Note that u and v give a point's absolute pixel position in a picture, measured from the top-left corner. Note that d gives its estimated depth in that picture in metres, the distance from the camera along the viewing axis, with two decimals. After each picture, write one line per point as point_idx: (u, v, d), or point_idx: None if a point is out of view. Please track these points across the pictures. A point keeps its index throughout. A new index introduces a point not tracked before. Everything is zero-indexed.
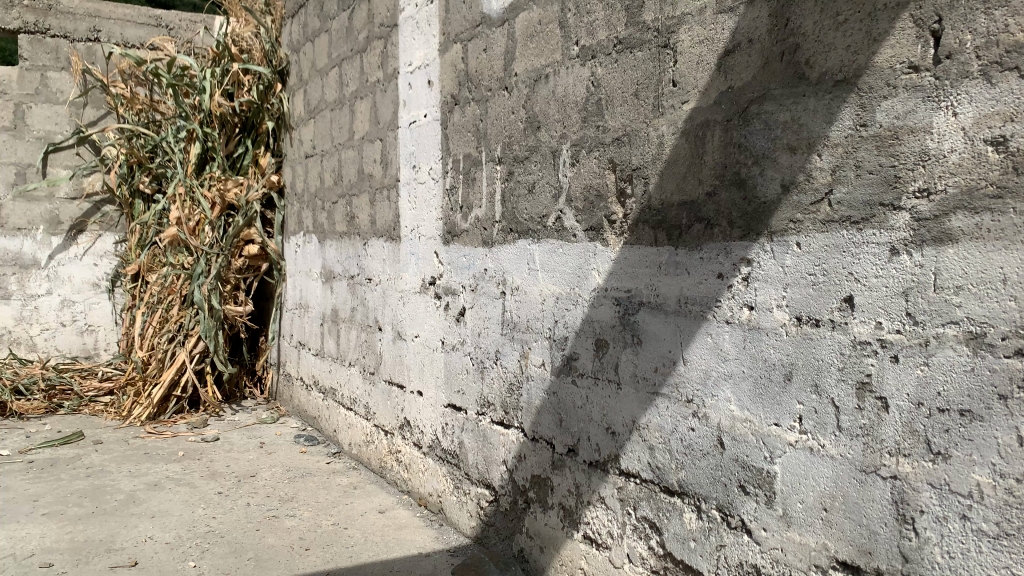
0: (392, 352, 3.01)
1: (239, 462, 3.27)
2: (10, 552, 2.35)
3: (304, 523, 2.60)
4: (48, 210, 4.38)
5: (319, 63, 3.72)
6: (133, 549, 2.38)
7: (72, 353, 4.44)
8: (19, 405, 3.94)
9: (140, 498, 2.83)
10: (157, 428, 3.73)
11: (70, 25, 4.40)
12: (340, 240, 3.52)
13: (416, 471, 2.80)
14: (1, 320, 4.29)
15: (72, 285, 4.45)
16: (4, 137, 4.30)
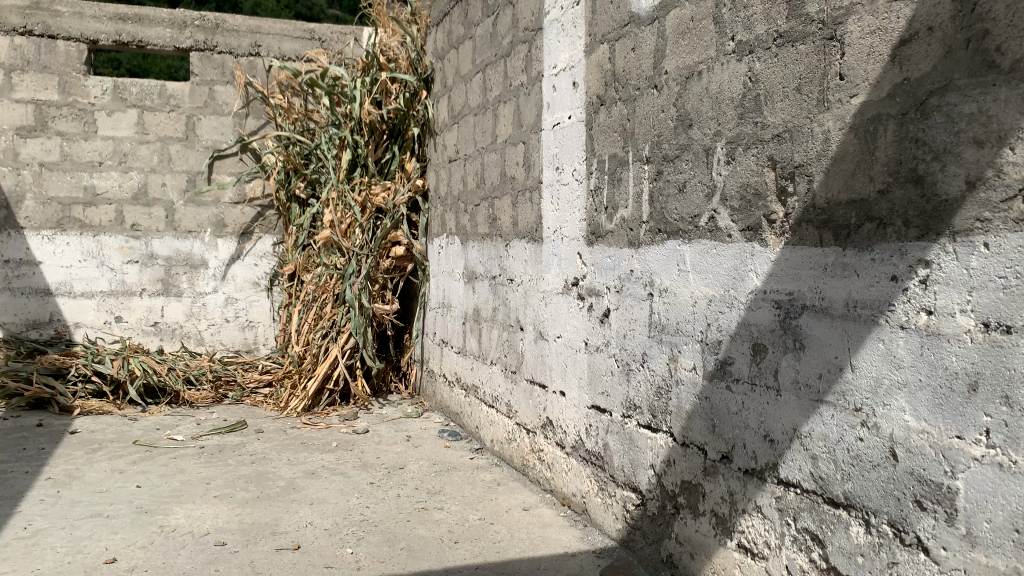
0: (534, 352, 3.04)
1: (388, 454, 3.40)
2: (188, 529, 2.56)
3: (452, 516, 2.67)
4: (215, 214, 4.72)
5: (464, 69, 3.80)
6: (296, 533, 2.53)
7: (235, 346, 4.77)
8: (190, 394, 4.25)
9: (299, 485, 3.00)
10: (312, 419, 3.93)
11: (234, 41, 4.71)
12: (482, 241, 3.59)
13: (560, 471, 2.81)
14: (174, 315, 4.66)
15: (236, 283, 4.76)
16: (177, 147, 4.66)
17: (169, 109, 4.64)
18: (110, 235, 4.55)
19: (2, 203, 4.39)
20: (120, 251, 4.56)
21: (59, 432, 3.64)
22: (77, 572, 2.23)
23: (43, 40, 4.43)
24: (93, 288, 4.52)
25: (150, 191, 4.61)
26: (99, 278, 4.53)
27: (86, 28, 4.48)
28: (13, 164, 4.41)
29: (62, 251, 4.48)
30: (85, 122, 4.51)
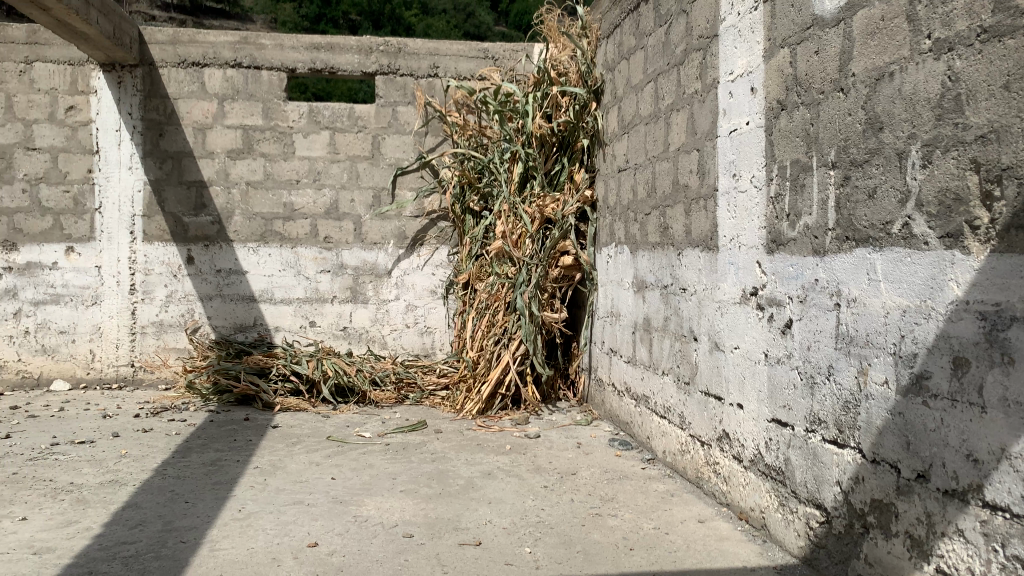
0: (709, 363, 3.01)
1: (560, 460, 3.48)
2: (379, 520, 2.75)
3: (626, 523, 2.70)
4: (396, 227, 5.01)
5: (635, 79, 3.83)
6: (478, 530, 2.65)
7: (415, 351, 5.03)
8: (376, 395, 4.55)
9: (478, 484, 3.14)
10: (487, 422, 4.08)
11: (415, 64, 4.99)
12: (653, 250, 3.60)
13: (736, 484, 2.76)
14: (360, 321, 4.99)
15: (415, 291, 5.03)
16: (364, 165, 4.99)
17: (357, 130, 4.98)
18: (306, 247, 4.95)
19: (215, 219, 4.90)
20: (314, 261, 4.95)
21: (264, 426, 4.01)
22: (286, 553, 2.46)
23: (250, 71, 4.91)
24: (290, 295, 4.94)
25: (340, 207, 4.97)
26: (296, 286, 4.94)
27: (286, 58, 4.91)
28: (224, 183, 4.90)
29: (266, 261, 4.93)
30: (284, 144, 4.94)
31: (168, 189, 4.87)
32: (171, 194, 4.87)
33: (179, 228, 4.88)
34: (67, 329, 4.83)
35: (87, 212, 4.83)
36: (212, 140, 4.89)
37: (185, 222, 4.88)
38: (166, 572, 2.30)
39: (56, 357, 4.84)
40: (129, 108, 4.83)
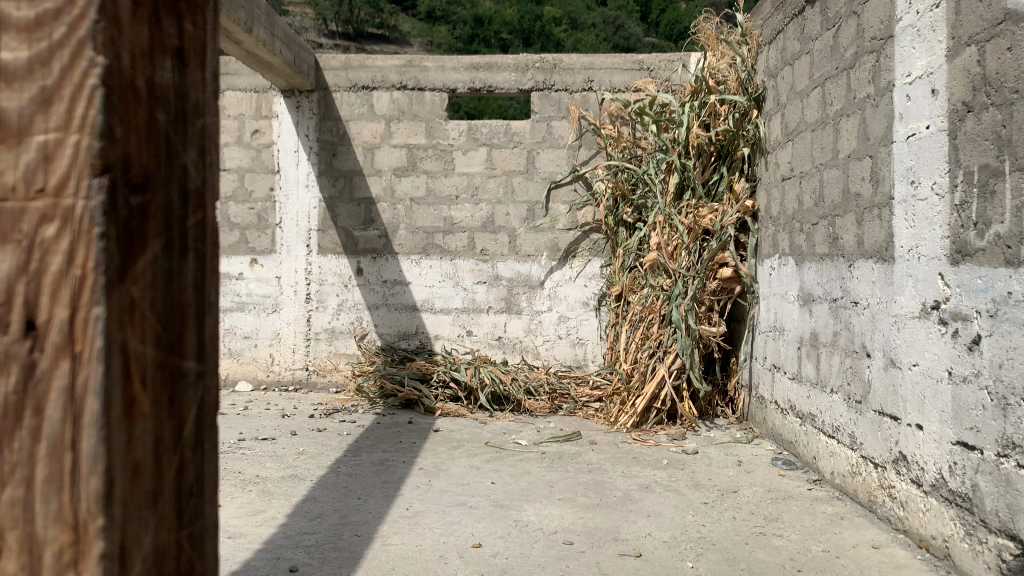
0: (884, 381, 2.85)
1: (720, 477, 3.41)
2: (539, 526, 2.81)
3: (793, 544, 2.62)
4: (550, 239, 5.08)
5: (800, 85, 3.70)
6: (637, 542, 2.65)
7: (567, 362, 5.07)
8: (530, 404, 4.62)
9: (635, 497, 3.13)
10: (642, 436, 4.04)
11: (570, 78, 5.03)
12: (821, 261, 3.46)
13: (915, 510, 2.60)
14: (515, 331, 5.09)
15: (568, 302, 5.07)
16: (520, 179, 5.10)
17: (513, 145, 5.10)
18: (463, 259, 5.12)
19: (382, 233, 5.17)
20: (472, 273, 5.11)
21: (425, 429, 4.19)
22: (452, 551, 2.56)
23: (414, 92, 5.15)
24: (449, 305, 5.13)
25: (497, 220, 5.11)
26: (454, 297, 5.13)
27: (447, 78, 5.12)
28: (390, 200, 5.17)
29: (427, 272, 5.15)
30: (445, 161, 5.14)
31: (340, 205, 5.20)
32: (342, 210, 5.20)
33: (349, 241, 5.19)
34: (250, 334, 5.26)
35: (269, 227, 5.24)
36: (380, 158, 5.18)
37: (355, 236, 5.19)
38: (344, 562, 2.46)
39: (241, 360, 5.27)
40: (306, 130, 5.20)
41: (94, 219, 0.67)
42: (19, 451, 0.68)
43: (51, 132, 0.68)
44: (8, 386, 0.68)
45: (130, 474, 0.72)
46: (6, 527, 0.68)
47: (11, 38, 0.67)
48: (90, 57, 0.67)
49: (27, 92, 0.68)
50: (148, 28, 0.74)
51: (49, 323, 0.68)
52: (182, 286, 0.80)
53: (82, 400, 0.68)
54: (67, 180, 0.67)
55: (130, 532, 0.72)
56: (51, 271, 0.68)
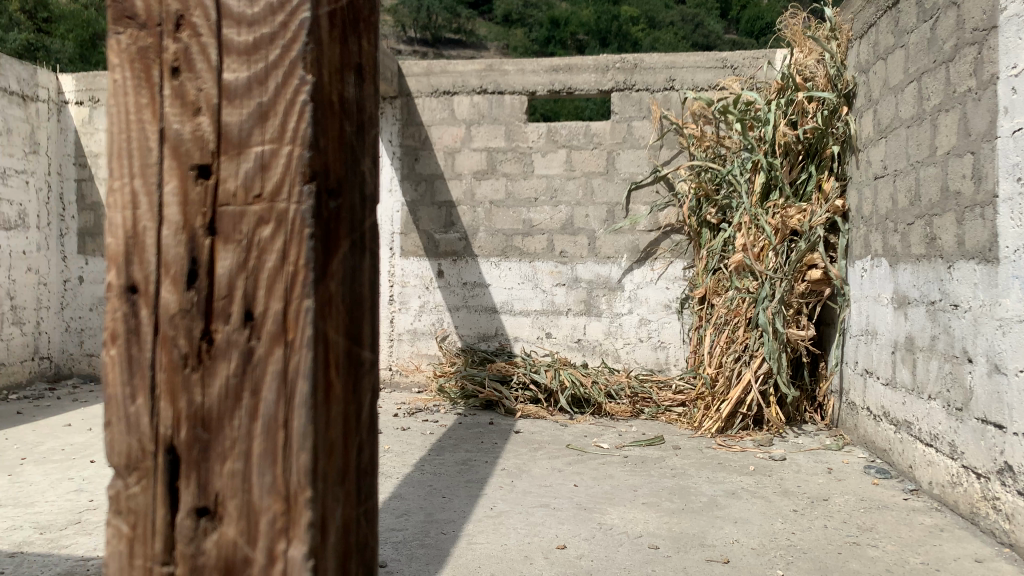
0: (988, 387, 2.72)
1: (809, 484, 3.32)
2: (624, 530, 2.79)
3: (889, 555, 2.53)
4: (631, 241, 5.02)
5: (894, 80, 3.58)
6: (725, 548, 2.61)
7: (649, 365, 4.99)
8: (611, 407, 4.58)
9: (721, 503, 3.08)
10: (727, 441, 3.96)
11: (651, 78, 4.98)
12: (917, 263, 3.33)
13: (1021, 523, 2.47)
14: (595, 333, 5.06)
15: (649, 305, 5.00)
16: (600, 181, 5.07)
17: (593, 147, 5.07)
18: (543, 261, 5.13)
19: (463, 235, 5.24)
20: (551, 275, 5.11)
21: (506, 431, 4.21)
22: (537, 552, 2.57)
23: (494, 96, 5.18)
24: (529, 307, 5.14)
25: (576, 222, 5.09)
26: (534, 299, 5.14)
27: (526, 81, 5.13)
28: (470, 203, 5.23)
29: (506, 275, 5.18)
30: (525, 164, 5.16)
31: (421, 209, 5.29)
32: (424, 213, 5.28)
33: (431, 244, 5.27)
34: None
35: None
36: (460, 162, 5.24)
37: (436, 238, 5.27)
38: (432, 558, 2.51)
39: None
40: (390, 135, 5.32)
41: (305, 221, 0.81)
42: (241, 427, 0.83)
43: (266, 144, 0.82)
44: (231, 370, 0.83)
45: (327, 450, 0.86)
46: (231, 493, 0.84)
47: (233, 60, 0.82)
48: (298, 75, 0.81)
49: (246, 107, 0.82)
50: (338, 48, 0.86)
51: (265, 315, 0.82)
52: (363, 283, 0.93)
53: (294, 383, 0.82)
54: (281, 186, 0.81)
55: (327, 502, 0.86)
56: (267, 268, 0.82)
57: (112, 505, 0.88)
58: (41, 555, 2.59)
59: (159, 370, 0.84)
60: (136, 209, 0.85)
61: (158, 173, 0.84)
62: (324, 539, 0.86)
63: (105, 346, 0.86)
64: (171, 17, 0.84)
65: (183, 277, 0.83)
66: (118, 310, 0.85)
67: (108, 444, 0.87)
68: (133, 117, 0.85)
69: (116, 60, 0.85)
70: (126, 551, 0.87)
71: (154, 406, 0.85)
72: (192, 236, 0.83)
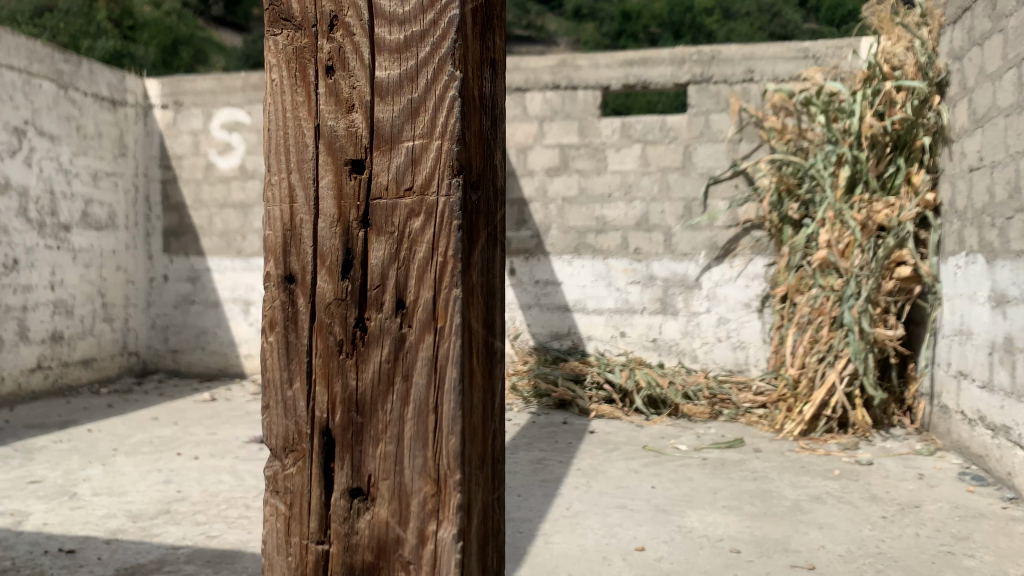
0: None
1: (899, 490, 3.18)
2: (704, 533, 2.73)
3: (989, 567, 2.40)
4: (708, 237, 4.92)
5: (991, 67, 3.40)
6: (811, 554, 2.52)
7: (728, 366, 4.87)
8: (689, 408, 4.48)
9: (806, 508, 2.98)
10: (810, 444, 3.83)
11: (729, 70, 4.86)
12: (1017, 259, 3.16)
13: None
14: (671, 333, 4.97)
15: (728, 303, 4.88)
16: (676, 176, 4.98)
17: (669, 141, 4.98)
18: (617, 259, 5.06)
19: (535, 233, 5.21)
20: (625, 273, 5.04)
21: (581, 430, 4.17)
22: (615, 553, 2.53)
23: (567, 92, 5.13)
24: (603, 305, 5.08)
25: (651, 218, 5.01)
26: (608, 297, 5.07)
27: (600, 76, 5.06)
28: (543, 200, 5.19)
29: (580, 272, 5.13)
30: (598, 160, 5.10)
31: None
32: None
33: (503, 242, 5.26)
34: None
35: None
36: (533, 159, 5.21)
37: (508, 236, 5.25)
38: (509, 557, 2.49)
39: None
40: None
41: (453, 213, 0.88)
42: (392, 411, 0.91)
43: (417, 139, 0.88)
44: (384, 356, 0.90)
45: (470, 435, 0.93)
46: (383, 475, 0.92)
47: (385, 58, 0.89)
48: (448, 71, 0.87)
49: (396, 103, 0.88)
50: (478, 44, 0.92)
51: (416, 305, 0.89)
52: (496, 275, 0.99)
53: (443, 369, 0.89)
54: (431, 180, 0.88)
55: (471, 483, 0.93)
56: (418, 258, 0.89)
57: (271, 485, 0.98)
58: (134, 542, 2.68)
59: (316, 356, 0.93)
60: (293, 203, 0.93)
61: (314, 168, 0.92)
62: (469, 521, 0.93)
63: (266, 334, 0.96)
64: (325, 18, 0.91)
65: (338, 267, 0.91)
66: (277, 299, 0.94)
67: (268, 426, 0.97)
68: (290, 114, 0.93)
69: (274, 61, 0.93)
70: (284, 528, 0.97)
71: (310, 391, 0.94)
72: (346, 228, 0.91)
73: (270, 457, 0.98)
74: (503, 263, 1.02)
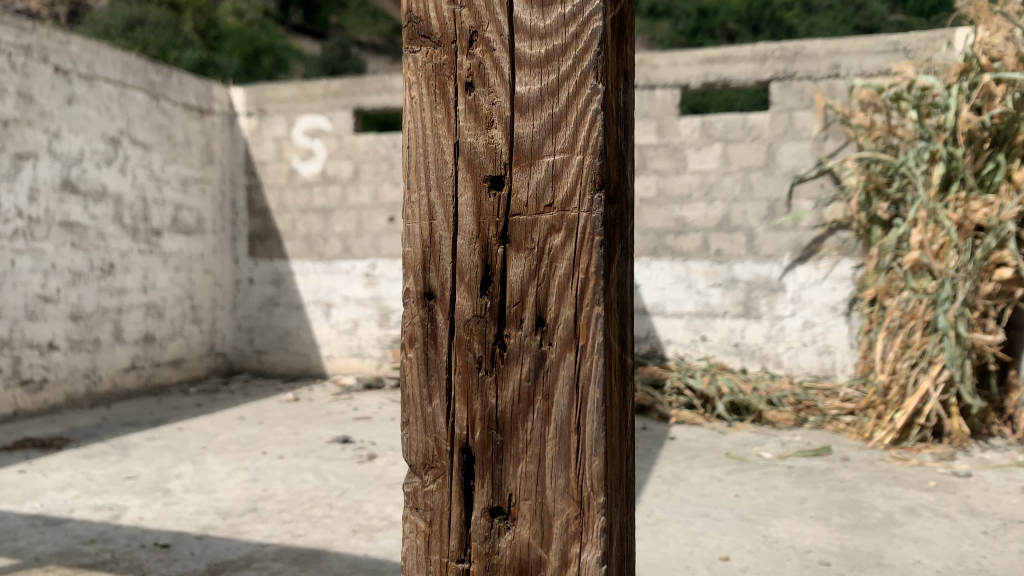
0: None
1: (1001, 504, 3.02)
2: (791, 544, 2.64)
3: None
4: (793, 238, 4.79)
5: None
6: (905, 569, 2.41)
7: (813, 372, 4.73)
8: (773, 415, 4.34)
9: (899, 520, 2.86)
10: (902, 454, 3.68)
11: (814, 66, 4.72)
12: None
13: None
14: (754, 337, 4.85)
15: (813, 307, 4.74)
16: (759, 176, 4.86)
17: (751, 139, 4.86)
18: (697, 261, 4.97)
19: None
20: (706, 275, 4.94)
21: (661, 436, 4.11)
22: (699, 562, 2.48)
23: (645, 91, 5.06)
24: (682, 308, 4.99)
25: (733, 219, 4.90)
26: (688, 300, 4.98)
27: (679, 74, 4.97)
28: None
29: (658, 275, 5.05)
30: (677, 159, 5.02)
31: None
32: None
33: None
34: None
35: None
36: None
37: None
38: None
39: None
40: None
41: (596, 229, 0.87)
42: (534, 431, 0.91)
43: (558, 154, 0.88)
44: (524, 375, 0.90)
45: (611, 452, 0.92)
46: (525, 495, 0.92)
47: (526, 73, 0.88)
48: (590, 84, 0.86)
49: (537, 119, 0.88)
50: (615, 54, 0.91)
51: (557, 323, 0.89)
52: (626, 289, 0.99)
53: (586, 389, 0.88)
54: (573, 196, 0.87)
55: (611, 502, 0.93)
56: (559, 275, 0.88)
57: (410, 502, 0.98)
58: (224, 538, 2.76)
59: (455, 373, 0.94)
60: (432, 220, 0.93)
61: (453, 185, 0.92)
62: (611, 542, 0.92)
63: (404, 350, 0.96)
64: (465, 34, 0.91)
65: (477, 284, 0.91)
66: (416, 316, 0.95)
67: (407, 443, 0.97)
68: (429, 132, 0.93)
69: (412, 78, 0.94)
70: (423, 545, 0.98)
71: (450, 407, 0.94)
72: (485, 244, 0.91)
73: (407, 474, 0.99)
74: (631, 276, 1.02)
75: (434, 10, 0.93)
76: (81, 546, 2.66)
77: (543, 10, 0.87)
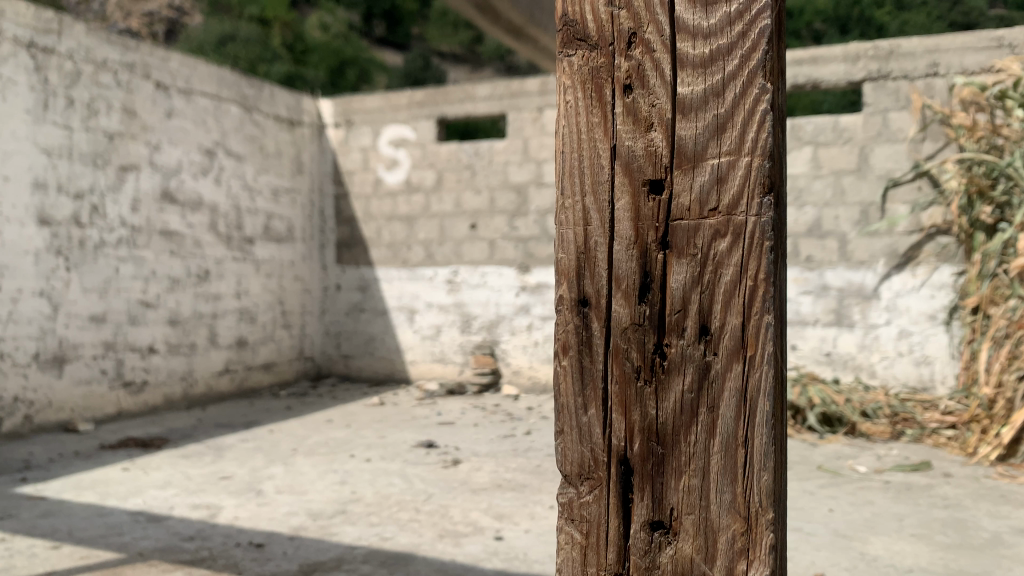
0: None
1: None
2: (891, 562, 2.53)
3: None
4: (888, 244, 4.61)
5: None
6: None
7: (911, 383, 4.52)
8: (868, 428, 4.20)
9: (1008, 541, 2.70)
10: (1010, 471, 3.49)
11: (910, 65, 4.55)
12: None
13: None
14: (846, 346, 4.68)
15: (910, 315, 4.54)
16: (851, 179, 4.70)
17: (843, 142, 4.72)
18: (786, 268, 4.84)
19: None
20: (796, 283, 4.81)
21: None
22: None
23: None
24: None
25: (824, 224, 4.76)
26: None
27: None
28: None
29: None
30: None
31: None
32: None
33: None
34: None
35: None
36: None
37: None
38: None
39: None
40: None
41: (766, 234, 0.86)
42: (697, 443, 0.89)
43: (723, 157, 0.87)
44: (687, 385, 0.89)
45: (777, 466, 0.91)
46: (687, 509, 0.90)
47: (688, 74, 0.87)
48: (758, 84, 0.85)
49: (701, 120, 0.87)
50: (776, 54, 0.90)
51: (723, 332, 0.87)
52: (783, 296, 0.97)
53: (755, 401, 0.87)
54: (739, 201, 0.86)
55: (777, 518, 0.91)
56: (725, 281, 0.87)
57: (565, 513, 0.98)
58: (315, 540, 2.82)
59: (612, 382, 0.93)
60: (588, 226, 0.93)
61: (610, 190, 0.92)
62: (777, 560, 0.91)
63: (559, 358, 0.96)
64: (623, 36, 0.91)
65: (635, 291, 0.91)
66: (571, 324, 0.94)
67: (563, 453, 0.97)
68: (586, 136, 0.93)
69: (568, 82, 0.94)
70: (579, 558, 0.97)
71: (607, 417, 0.94)
72: (645, 250, 0.90)
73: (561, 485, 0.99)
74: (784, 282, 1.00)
75: (591, 13, 0.92)
76: (181, 543, 2.76)
77: (707, 9, 0.86)
